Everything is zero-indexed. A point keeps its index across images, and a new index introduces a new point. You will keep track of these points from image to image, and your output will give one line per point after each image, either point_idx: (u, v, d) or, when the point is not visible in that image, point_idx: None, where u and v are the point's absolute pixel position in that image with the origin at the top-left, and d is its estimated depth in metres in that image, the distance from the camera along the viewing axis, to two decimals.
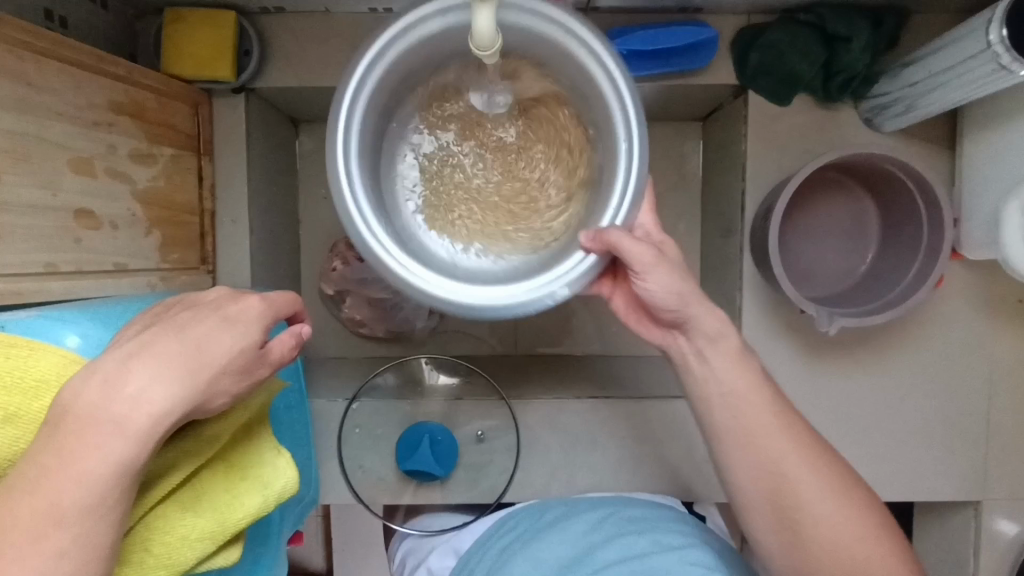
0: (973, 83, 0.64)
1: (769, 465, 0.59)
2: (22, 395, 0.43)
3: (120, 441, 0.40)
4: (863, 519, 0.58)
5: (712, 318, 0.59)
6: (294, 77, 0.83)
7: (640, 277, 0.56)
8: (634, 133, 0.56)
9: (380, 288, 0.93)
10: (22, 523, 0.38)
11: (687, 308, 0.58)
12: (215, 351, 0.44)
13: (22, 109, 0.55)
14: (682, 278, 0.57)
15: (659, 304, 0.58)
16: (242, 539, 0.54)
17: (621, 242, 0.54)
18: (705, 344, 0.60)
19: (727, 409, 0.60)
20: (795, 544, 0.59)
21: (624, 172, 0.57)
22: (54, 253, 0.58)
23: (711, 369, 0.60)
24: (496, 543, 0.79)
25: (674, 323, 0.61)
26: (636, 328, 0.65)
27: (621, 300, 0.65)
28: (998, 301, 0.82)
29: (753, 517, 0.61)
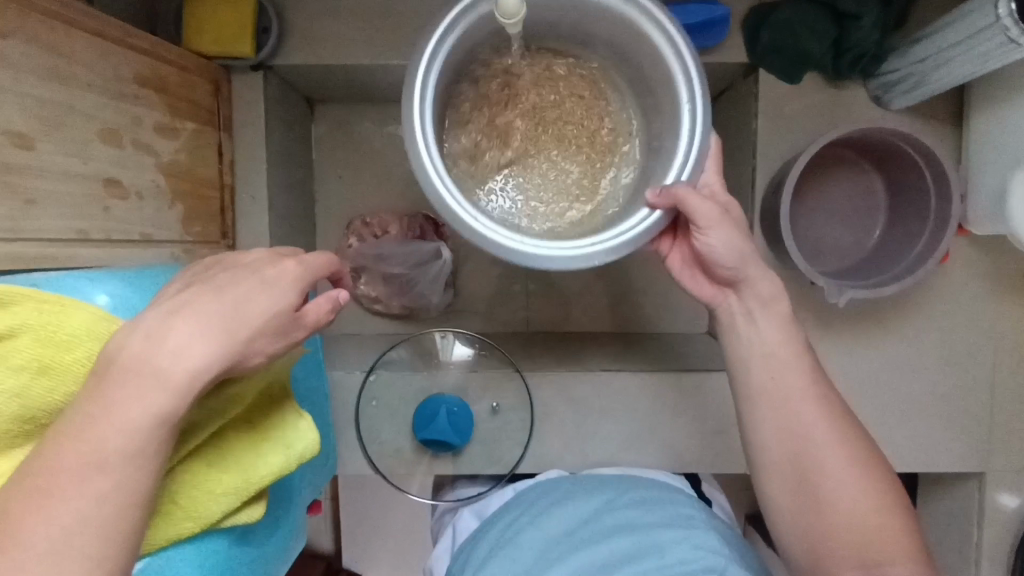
0: (981, 57, 0.66)
1: (799, 429, 0.60)
2: (55, 347, 0.44)
3: (159, 392, 0.42)
4: (880, 492, 0.58)
5: (767, 281, 0.63)
6: (311, 55, 0.84)
7: (703, 233, 0.60)
8: (697, 96, 0.59)
9: (395, 265, 0.95)
10: (70, 466, 0.40)
11: (745, 266, 0.62)
12: (252, 311, 0.45)
13: (55, 79, 0.56)
14: (742, 238, 0.61)
15: (717, 261, 0.62)
16: (265, 498, 0.56)
17: (688, 198, 0.58)
18: (757, 307, 0.63)
19: (767, 371, 0.62)
20: (811, 509, 0.59)
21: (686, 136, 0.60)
22: (86, 220, 0.60)
23: (757, 329, 0.63)
24: (504, 515, 0.78)
25: (729, 281, 0.64)
26: (688, 286, 0.67)
27: (678, 257, 0.68)
28: (1004, 277, 0.84)
29: (770, 477, 0.62)
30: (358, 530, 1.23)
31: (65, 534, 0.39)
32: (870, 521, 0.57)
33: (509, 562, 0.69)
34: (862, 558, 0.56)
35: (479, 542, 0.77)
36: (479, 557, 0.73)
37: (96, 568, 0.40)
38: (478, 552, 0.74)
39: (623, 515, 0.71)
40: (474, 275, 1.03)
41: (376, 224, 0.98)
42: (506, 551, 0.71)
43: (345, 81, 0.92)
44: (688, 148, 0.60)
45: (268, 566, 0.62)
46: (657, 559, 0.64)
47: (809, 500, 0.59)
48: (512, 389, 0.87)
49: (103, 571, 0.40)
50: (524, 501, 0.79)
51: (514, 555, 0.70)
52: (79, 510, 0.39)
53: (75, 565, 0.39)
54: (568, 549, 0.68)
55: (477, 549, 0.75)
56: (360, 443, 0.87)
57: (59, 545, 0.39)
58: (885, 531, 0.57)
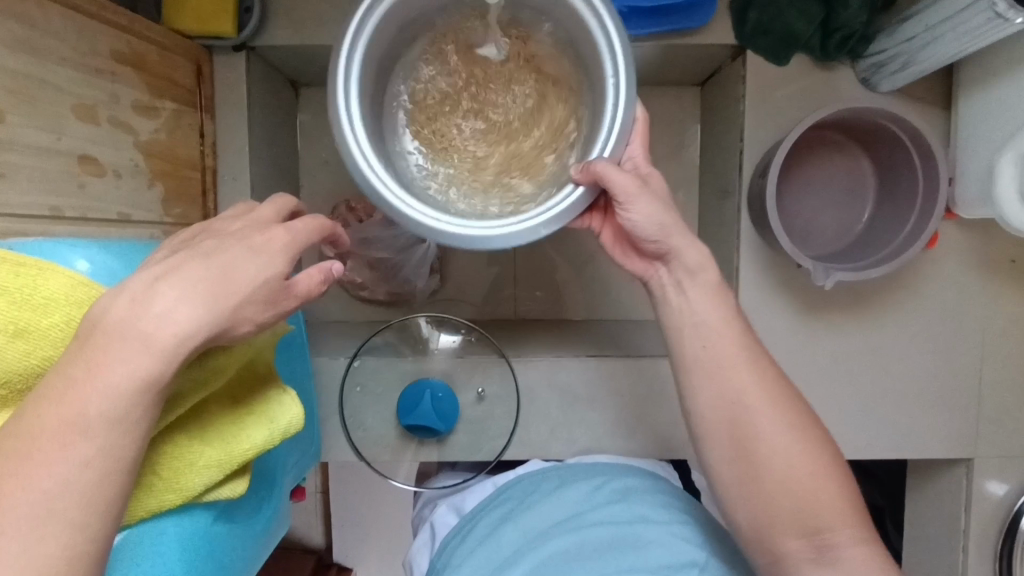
0: (970, 33, 0.65)
1: (733, 396, 0.58)
2: (32, 311, 0.42)
3: (145, 357, 0.40)
4: (821, 458, 0.58)
5: (694, 251, 0.60)
6: (295, 35, 0.83)
7: (624, 207, 0.57)
8: (622, 69, 0.56)
9: (380, 249, 0.93)
10: (51, 430, 0.37)
11: (669, 239, 0.59)
12: (239, 279, 0.43)
13: (25, 50, 0.54)
14: (664, 209, 0.59)
15: (641, 235, 0.59)
16: (247, 473, 0.54)
17: (607, 173, 0.55)
18: (685, 276, 0.61)
19: (697, 338, 0.60)
20: (750, 476, 0.58)
21: (612, 101, 0.56)
22: (59, 197, 0.58)
23: (687, 300, 0.60)
24: (491, 509, 0.76)
25: (657, 255, 0.62)
26: (620, 260, 0.66)
27: (609, 233, 0.66)
28: (993, 261, 0.83)
29: (710, 446, 0.60)
30: (347, 522, 1.22)
31: (46, 499, 0.37)
32: (822, 492, 0.57)
33: (486, 563, 0.68)
34: (802, 521, 0.56)
35: (467, 534, 0.74)
36: (462, 552, 0.72)
37: (78, 535, 0.38)
38: (464, 545, 0.73)
39: (604, 507, 0.70)
40: (462, 262, 1.02)
41: (361, 209, 0.96)
42: (487, 544, 0.70)
43: (330, 64, 0.91)
44: (613, 122, 0.56)
45: (251, 547, 0.61)
46: (633, 555, 0.64)
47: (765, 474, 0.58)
48: (498, 375, 0.86)
49: (83, 539, 0.38)
50: (512, 495, 0.77)
51: (493, 549, 0.69)
52: (61, 475, 0.37)
53: (55, 531, 0.37)
54: (544, 541, 0.67)
55: (463, 543, 0.73)
56: (344, 428, 0.86)
57: (42, 511, 0.37)
58: (848, 514, 0.57)
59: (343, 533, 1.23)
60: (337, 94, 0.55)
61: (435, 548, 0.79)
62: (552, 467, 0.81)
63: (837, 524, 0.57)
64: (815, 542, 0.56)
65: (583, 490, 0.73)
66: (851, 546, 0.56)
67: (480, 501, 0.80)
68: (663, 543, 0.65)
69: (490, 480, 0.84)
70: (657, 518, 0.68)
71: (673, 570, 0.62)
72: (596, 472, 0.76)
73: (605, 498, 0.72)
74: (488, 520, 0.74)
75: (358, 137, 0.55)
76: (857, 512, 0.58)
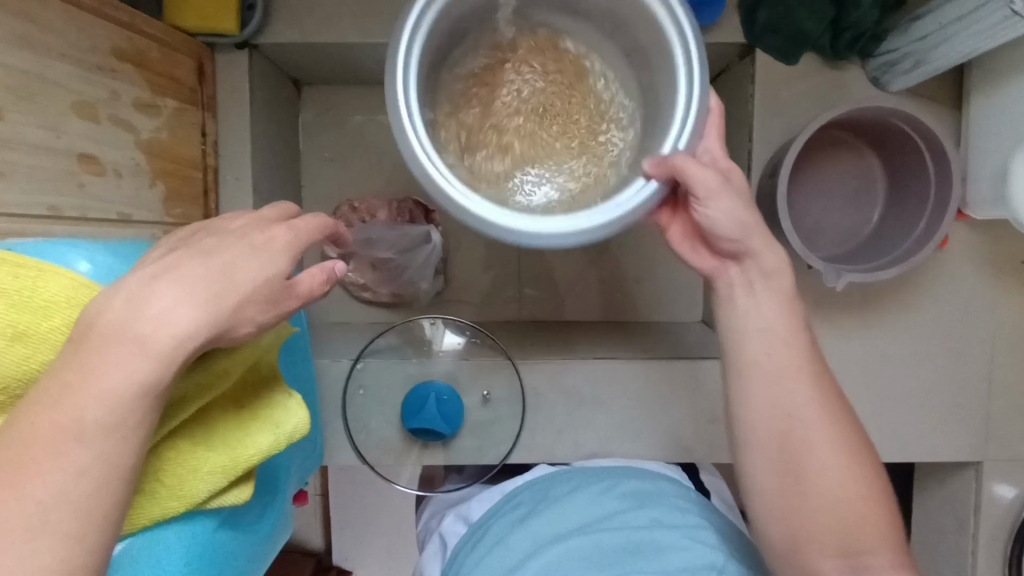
0: (982, 33, 0.64)
1: (786, 408, 0.57)
2: (31, 314, 0.40)
3: (141, 360, 0.38)
4: (853, 466, 0.57)
5: (772, 253, 0.58)
6: (298, 32, 0.82)
7: (704, 203, 0.56)
8: (693, 53, 0.54)
9: (386, 248, 0.93)
10: (45, 437, 0.36)
11: (749, 239, 0.58)
12: (240, 278, 0.42)
13: (24, 46, 0.53)
14: (745, 208, 0.57)
15: (720, 234, 0.58)
16: (253, 478, 0.53)
17: (688, 168, 0.54)
18: (758, 277, 0.59)
19: (762, 345, 0.58)
20: (796, 491, 0.57)
21: (686, 90, 0.55)
22: (59, 197, 0.57)
23: (756, 303, 0.59)
24: (502, 515, 0.75)
25: (731, 254, 0.60)
26: (687, 258, 0.63)
27: (678, 230, 0.63)
28: (1003, 263, 0.83)
29: (754, 455, 0.59)
30: (348, 525, 1.21)
31: (42, 509, 0.36)
32: (847, 504, 0.56)
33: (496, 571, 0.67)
34: (843, 541, 0.55)
35: (477, 542, 0.73)
36: (471, 561, 0.70)
37: (77, 546, 0.36)
38: (474, 553, 0.71)
39: (614, 514, 0.69)
40: (466, 262, 1.01)
41: (365, 209, 0.95)
42: (497, 549, 0.69)
43: (333, 62, 0.90)
44: (686, 111, 0.55)
45: (255, 555, 0.60)
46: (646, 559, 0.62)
47: (794, 482, 0.57)
48: (504, 377, 0.85)
49: (82, 551, 0.37)
50: (521, 501, 0.76)
51: (504, 555, 0.68)
52: (56, 484, 0.36)
53: (52, 542, 0.36)
54: (556, 543, 0.66)
55: (473, 551, 0.72)
56: (347, 432, 0.85)
57: (37, 522, 0.35)
58: (868, 523, 0.56)
59: (344, 537, 1.21)
60: (398, 97, 0.52)
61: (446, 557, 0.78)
62: (562, 472, 0.80)
63: (879, 546, 0.56)
64: (853, 562, 0.55)
65: (593, 495, 0.72)
66: (889, 568, 0.55)
67: (489, 507, 0.78)
68: (674, 551, 0.63)
69: (498, 487, 0.82)
70: (669, 523, 0.67)
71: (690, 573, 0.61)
72: (605, 477, 0.75)
73: (618, 502, 0.71)
74: (498, 528, 0.73)
75: (424, 143, 0.52)
76: (895, 534, 0.57)
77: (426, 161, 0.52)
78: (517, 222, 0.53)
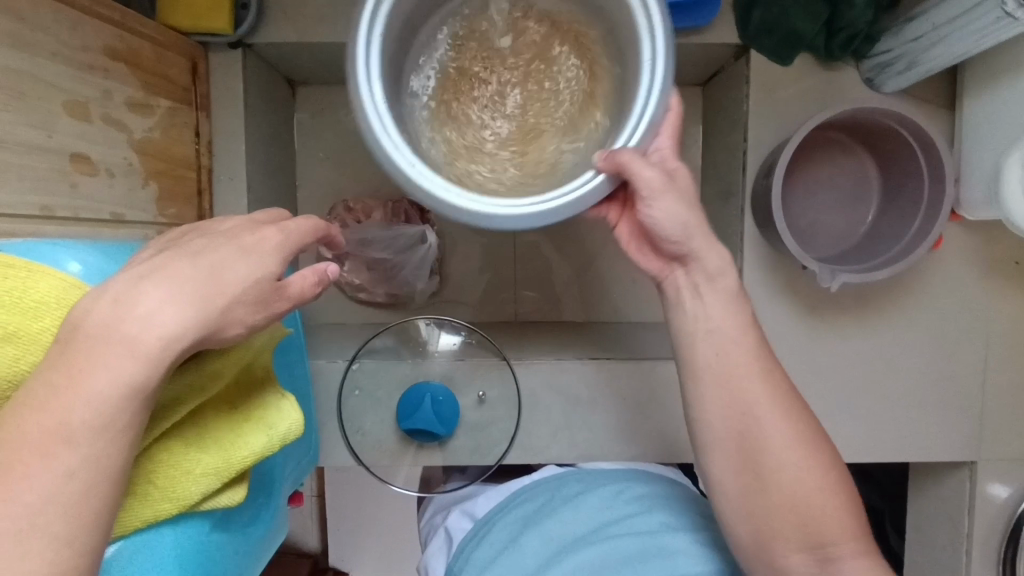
0: (975, 34, 0.65)
1: (743, 407, 0.58)
2: (21, 315, 0.40)
3: (130, 362, 0.38)
4: (814, 456, 0.57)
5: (715, 255, 0.58)
6: (293, 32, 0.81)
7: (647, 202, 0.55)
8: (658, 33, 0.52)
9: (380, 249, 0.92)
10: (31, 440, 0.36)
11: (690, 241, 0.57)
12: (231, 280, 0.42)
13: (15, 45, 0.53)
14: (689, 208, 0.57)
15: (662, 234, 0.57)
16: (247, 481, 0.53)
17: (633, 165, 0.52)
18: (703, 281, 0.59)
19: (712, 347, 0.59)
20: (758, 487, 0.57)
21: (646, 89, 0.53)
22: (50, 196, 0.57)
23: (703, 306, 0.59)
24: (508, 511, 0.75)
25: (676, 256, 0.60)
26: (636, 257, 0.64)
27: (626, 229, 0.64)
28: (996, 262, 0.83)
29: (714, 456, 0.59)
30: (343, 526, 1.20)
31: (29, 513, 0.35)
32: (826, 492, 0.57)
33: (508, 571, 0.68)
34: (805, 534, 0.56)
35: (482, 540, 0.73)
36: (480, 560, 0.71)
37: (65, 549, 0.36)
38: (480, 552, 0.72)
39: (624, 518, 0.69)
40: (461, 262, 1.01)
41: (360, 209, 0.95)
42: (508, 551, 0.69)
43: (328, 61, 0.89)
44: (642, 109, 0.53)
45: (248, 557, 0.59)
46: (657, 566, 0.63)
47: (757, 478, 0.57)
48: (499, 378, 0.85)
49: (71, 554, 0.36)
50: (528, 500, 0.76)
51: (518, 558, 0.68)
52: (45, 487, 0.36)
53: (40, 546, 0.35)
54: (569, 551, 0.66)
55: (479, 548, 0.72)
56: (342, 432, 0.85)
57: (23, 526, 0.35)
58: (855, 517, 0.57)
59: (339, 539, 1.21)
60: (359, 74, 0.51)
61: (450, 554, 0.78)
62: (561, 473, 0.80)
63: (841, 538, 0.56)
64: (818, 555, 0.56)
65: (602, 498, 0.72)
66: (851, 558, 0.56)
67: (492, 506, 0.78)
68: (680, 556, 0.64)
69: (503, 486, 0.80)
70: (674, 525, 0.68)
71: None
72: (613, 479, 0.75)
73: (628, 505, 0.71)
74: (505, 529, 0.73)
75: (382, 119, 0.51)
76: (858, 524, 0.57)
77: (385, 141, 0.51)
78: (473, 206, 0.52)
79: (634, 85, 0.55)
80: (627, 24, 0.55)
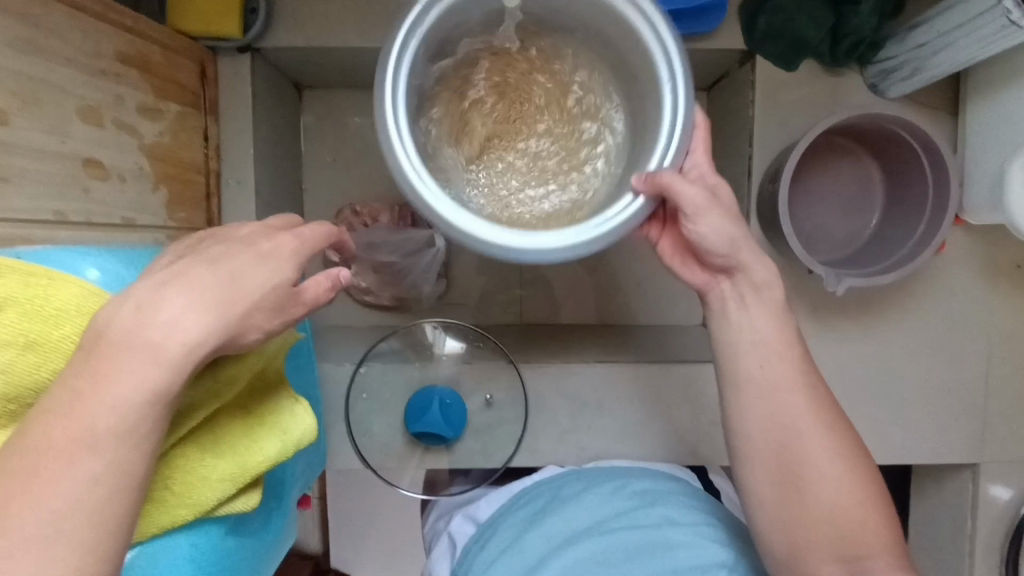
0: (980, 41, 0.65)
1: (785, 419, 0.58)
2: (42, 322, 0.40)
3: (153, 368, 0.38)
4: (847, 467, 0.57)
5: (763, 267, 0.59)
6: (301, 36, 0.82)
7: (692, 220, 0.56)
8: (678, 71, 0.55)
9: (388, 251, 0.93)
10: (56, 446, 0.36)
11: (737, 254, 0.58)
12: (249, 286, 0.42)
13: (30, 51, 0.53)
14: (735, 223, 0.58)
15: (708, 249, 0.59)
16: (261, 485, 0.53)
17: (674, 185, 0.54)
18: (749, 291, 0.60)
19: (756, 359, 0.59)
20: (793, 499, 0.57)
21: (669, 117, 0.55)
22: (63, 201, 0.57)
23: (749, 317, 0.60)
24: (513, 512, 0.76)
25: (723, 269, 0.61)
26: (680, 272, 0.65)
27: (668, 244, 0.65)
28: (999, 266, 0.84)
29: (753, 466, 0.60)
30: (347, 529, 1.21)
31: (55, 517, 0.35)
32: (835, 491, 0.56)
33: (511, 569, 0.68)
34: (839, 545, 0.55)
35: (487, 541, 0.73)
36: (485, 560, 0.71)
37: (90, 554, 0.36)
38: (485, 553, 0.72)
39: (625, 512, 0.70)
40: (466, 265, 1.01)
41: (366, 213, 0.95)
42: (512, 551, 0.69)
43: (335, 66, 0.90)
44: (671, 132, 0.55)
45: (260, 561, 0.60)
46: (660, 560, 0.64)
47: (790, 488, 0.57)
48: (505, 381, 0.85)
49: (95, 559, 0.36)
50: (532, 499, 0.76)
51: (520, 555, 0.69)
52: (70, 492, 0.36)
53: (65, 551, 0.35)
54: (570, 546, 0.67)
55: (484, 550, 0.72)
56: (349, 435, 0.85)
57: (50, 531, 0.35)
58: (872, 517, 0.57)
59: (343, 541, 1.21)
60: (389, 111, 0.53)
61: (456, 556, 0.78)
62: (567, 472, 0.80)
63: (878, 551, 0.55)
64: (853, 566, 0.54)
65: (603, 494, 0.73)
66: (888, 572, 0.54)
67: (495, 508, 0.79)
68: (685, 551, 0.65)
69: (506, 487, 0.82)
70: (678, 521, 0.68)
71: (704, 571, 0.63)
72: (614, 476, 0.76)
73: (628, 500, 0.71)
74: (509, 529, 0.73)
75: (411, 157, 0.53)
76: (894, 539, 0.56)
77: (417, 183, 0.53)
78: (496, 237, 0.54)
79: (653, 110, 0.58)
80: (641, 56, 0.58)
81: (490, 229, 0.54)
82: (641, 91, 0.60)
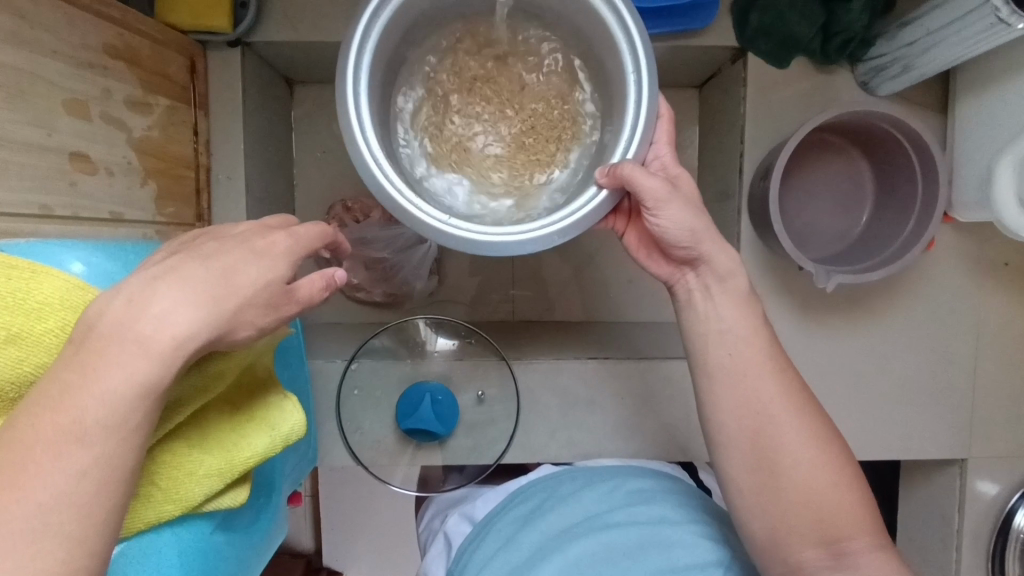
0: (968, 40, 0.66)
1: (756, 403, 0.58)
2: (25, 316, 0.40)
3: (143, 361, 0.38)
4: (825, 449, 0.58)
5: (724, 255, 0.60)
6: (292, 31, 0.81)
7: (653, 213, 0.56)
8: (644, 65, 0.55)
9: (381, 247, 0.93)
10: (42, 439, 0.36)
11: (699, 245, 0.59)
12: (243, 282, 0.42)
13: (16, 43, 0.52)
14: (696, 215, 0.58)
15: (670, 241, 0.59)
16: (249, 481, 0.53)
17: (634, 176, 0.54)
18: (714, 282, 0.61)
19: (726, 343, 0.60)
20: (772, 483, 0.57)
21: (634, 112, 0.56)
22: (50, 195, 0.56)
23: (717, 302, 0.61)
24: (505, 512, 0.75)
25: (685, 261, 0.62)
26: (646, 263, 0.66)
27: (634, 237, 0.67)
28: (986, 264, 0.85)
29: (730, 440, 0.59)
30: (337, 526, 1.20)
31: (42, 511, 0.35)
32: (825, 487, 0.57)
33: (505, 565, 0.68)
34: (827, 526, 0.56)
35: (481, 540, 0.73)
36: (479, 559, 0.70)
37: (78, 548, 0.36)
38: (479, 553, 0.71)
39: (619, 509, 0.70)
40: (460, 262, 1.01)
41: (359, 208, 0.95)
42: (507, 549, 0.69)
43: (326, 61, 0.89)
44: (637, 125, 0.56)
45: (248, 559, 0.59)
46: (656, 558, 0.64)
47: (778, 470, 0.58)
48: (497, 377, 0.85)
49: (82, 553, 0.36)
50: (526, 497, 0.76)
51: (514, 552, 0.68)
52: (57, 486, 0.35)
53: (53, 545, 0.35)
54: (565, 542, 0.67)
55: (478, 550, 0.71)
56: (341, 432, 0.85)
57: (36, 526, 0.35)
58: (859, 512, 0.57)
59: (333, 539, 1.21)
60: (347, 100, 0.53)
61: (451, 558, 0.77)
62: (561, 471, 0.80)
63: (851, 522, 0.56)
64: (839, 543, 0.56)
65: (598, 493, 0.73)
66: (867, 551, 0.56)
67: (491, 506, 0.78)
68: (680, 549, 0.65)
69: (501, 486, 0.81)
70: (670, 518, 0.68)
71: (698, 569, 0.63)
72: (608, 475, 0.76)
73: (621, 499, 0.71)
74: (504, 527, 0.73)
75: (372, 147, 0.54)
76: (870, 509, 0.58)
77: (376, 169, 0.54)
78: (456, 229, 0.55)
79: (621, 99, 0.58)
80: (607, 46, 0.58)
81: (456, 225, 0.55)
82: (612, 82, 0.60)
